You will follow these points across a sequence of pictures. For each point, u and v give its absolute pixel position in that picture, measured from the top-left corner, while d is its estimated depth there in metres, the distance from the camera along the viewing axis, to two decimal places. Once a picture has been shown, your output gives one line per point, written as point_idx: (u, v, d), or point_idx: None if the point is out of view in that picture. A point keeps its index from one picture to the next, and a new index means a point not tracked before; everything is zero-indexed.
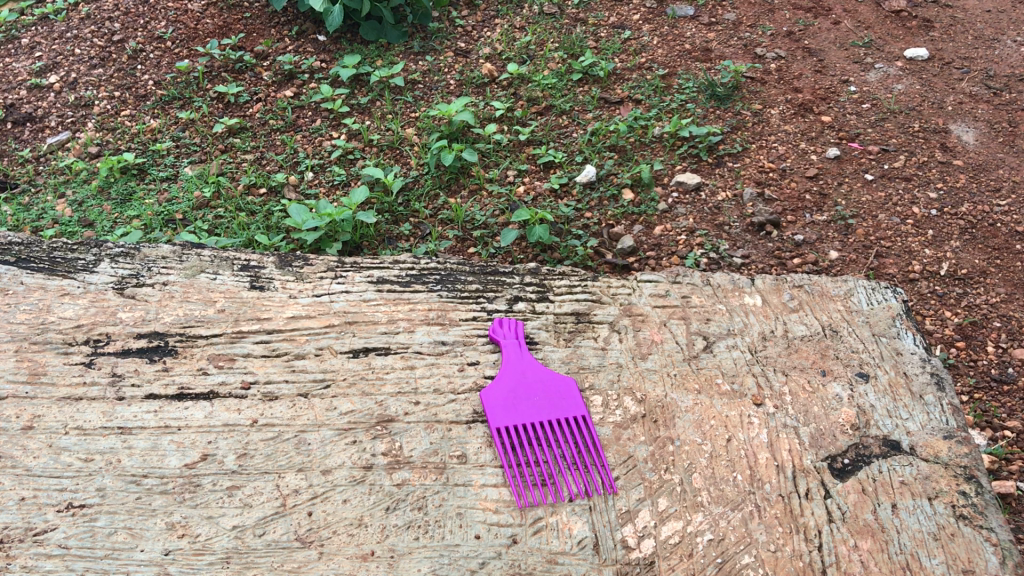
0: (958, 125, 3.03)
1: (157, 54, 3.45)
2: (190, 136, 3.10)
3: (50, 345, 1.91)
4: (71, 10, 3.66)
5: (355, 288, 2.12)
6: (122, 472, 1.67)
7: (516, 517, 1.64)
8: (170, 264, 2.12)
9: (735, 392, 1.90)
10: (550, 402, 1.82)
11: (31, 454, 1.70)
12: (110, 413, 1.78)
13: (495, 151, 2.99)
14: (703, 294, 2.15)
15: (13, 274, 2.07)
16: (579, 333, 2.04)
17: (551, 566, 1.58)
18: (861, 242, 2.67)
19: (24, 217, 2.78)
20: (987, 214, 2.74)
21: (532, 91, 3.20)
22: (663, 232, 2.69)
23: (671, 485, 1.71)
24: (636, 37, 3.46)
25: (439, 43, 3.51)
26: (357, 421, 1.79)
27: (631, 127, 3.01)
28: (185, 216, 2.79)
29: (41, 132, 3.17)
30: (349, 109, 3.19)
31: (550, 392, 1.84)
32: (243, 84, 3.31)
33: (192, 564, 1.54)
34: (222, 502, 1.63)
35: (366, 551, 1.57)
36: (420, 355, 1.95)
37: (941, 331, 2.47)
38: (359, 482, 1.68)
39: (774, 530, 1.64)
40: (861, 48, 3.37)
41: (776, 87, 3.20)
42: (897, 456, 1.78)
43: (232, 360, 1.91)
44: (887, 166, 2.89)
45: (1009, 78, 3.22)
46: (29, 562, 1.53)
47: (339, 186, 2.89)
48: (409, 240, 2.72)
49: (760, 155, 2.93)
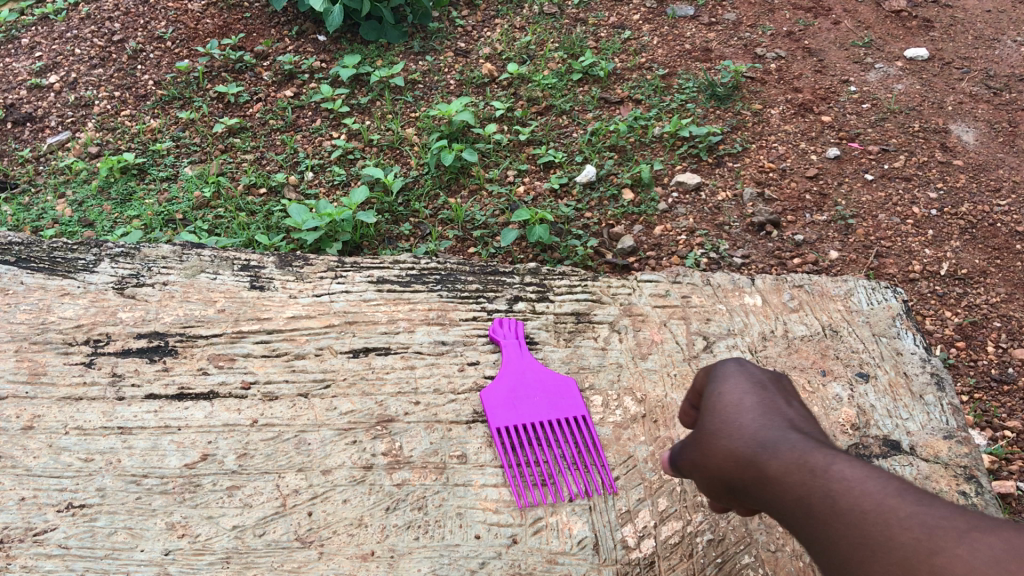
0: (958, 125, 3.03)
1: (158, 54, 3.45)
2: (190, 136, 3.10)
3: (50, 345, 1.91)
4: (71, 10, 3.66)
5: (355, 288, 2.11)
6: (122, 472, 1.67)
7: (516, 517, 1.64)
8: (170, 264, 2.12)
9: None
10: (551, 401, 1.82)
11: (31, 454, 1.70)
12: (111, 413, 1.78)
13: (496, 151, 2.99)
14: (703, 294, 2.15)
15: (13, 274, 2.07)
16: (579, 333, 2.04)
17: (551, 566, 1.58)
18: (861, 242, 2.67)
19: (24, 217, 2.78)
20: (987, 214, 2.74)
21: (532, 91, 3.20)
22: (664, 232, 2.69)
23: (671, 486, 1.71)
24: (636, 37, 3.45)
25: (439, 44, 3.51)
26: (357, 421, 1.79)
27: (631, 127, 3.01)
28: (185, 216, 2.79)
29: (41, 132, 3.17)
30: (349, 109, 3.18)
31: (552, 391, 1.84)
32: (243, 84, 3.31)
33: (192, 564, 1.54)
34: (222, 502, 1.63)
35: (366, 551, 1.57)
36: (421, 355, 1.95)
37: (941, 331, 2.47)
38: (359, 482, 1.68)
39: (774, 530, 1.64)
40: (861, 48, 3.37)
41: (776, 87, 3.19)
42: (897, 456, 1.77)
43: (232, 360, 1.91)
44: (887, 166, 2.89)
45: (1009, 78, 3.22)
46: (29, 562, 1.53)
47: (339, 186, 2.89)
48: (409, 240, 2.72)
49: (760, 155, 2.93)
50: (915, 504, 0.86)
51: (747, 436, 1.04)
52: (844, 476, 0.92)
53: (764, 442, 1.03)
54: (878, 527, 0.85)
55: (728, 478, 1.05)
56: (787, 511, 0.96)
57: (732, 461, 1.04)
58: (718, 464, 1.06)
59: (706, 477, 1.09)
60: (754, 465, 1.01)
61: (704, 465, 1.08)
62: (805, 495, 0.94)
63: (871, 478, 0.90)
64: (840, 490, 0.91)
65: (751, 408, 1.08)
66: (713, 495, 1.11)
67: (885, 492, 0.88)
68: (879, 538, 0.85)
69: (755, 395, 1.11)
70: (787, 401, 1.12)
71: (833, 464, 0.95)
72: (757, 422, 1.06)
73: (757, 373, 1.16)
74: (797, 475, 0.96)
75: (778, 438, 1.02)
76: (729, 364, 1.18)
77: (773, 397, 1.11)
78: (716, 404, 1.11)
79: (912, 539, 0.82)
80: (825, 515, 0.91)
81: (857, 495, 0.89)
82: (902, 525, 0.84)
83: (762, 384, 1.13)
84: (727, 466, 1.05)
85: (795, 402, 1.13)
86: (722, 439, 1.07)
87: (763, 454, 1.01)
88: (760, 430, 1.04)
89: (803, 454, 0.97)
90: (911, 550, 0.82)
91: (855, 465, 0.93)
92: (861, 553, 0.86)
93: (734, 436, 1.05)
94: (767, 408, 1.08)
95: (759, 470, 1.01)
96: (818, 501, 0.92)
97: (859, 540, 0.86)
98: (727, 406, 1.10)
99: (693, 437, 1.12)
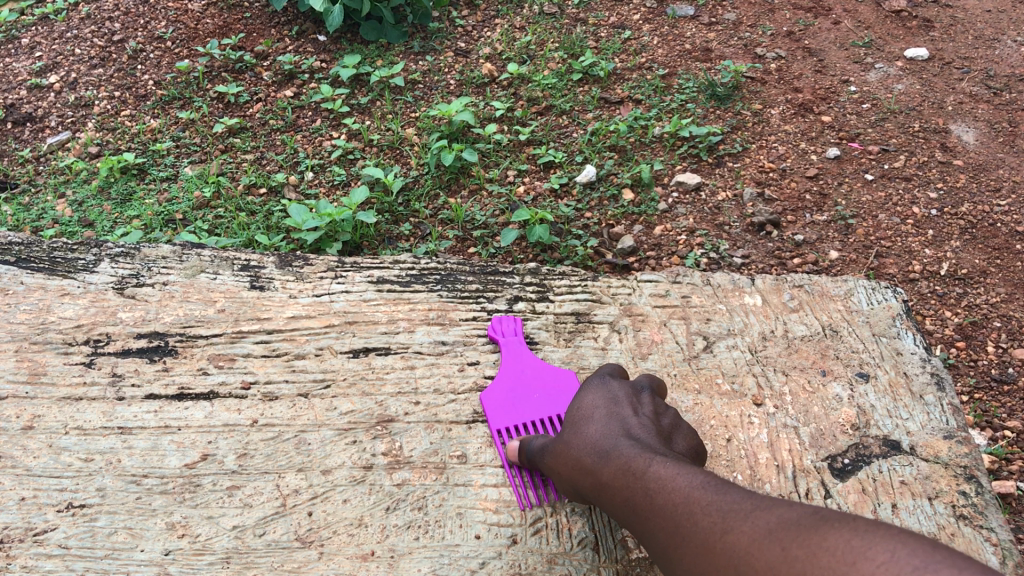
0: (958, 125, 3.03)
1: (158, 54, 3.45)
2: (190, 136, 3.10)
3: (50, 345, 1.91)
4: (71, 10, 3.66)
5: (355, 288, 2.11)
6: (122, 472, 1.67)
7: (516, 517, 1.64)
8: (170, 264, 2.12)
9: (735, 392, 1.90)
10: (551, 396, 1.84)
11: (31, 454, 1.70)
12: (111, 413, 1.78)
13: (496, 151, 2.99)
14: (703, 294, 2.15)
15: (13, 274, 2.07)
16: (579, 333, 2.04)
17: (551, 566, 1.57)
18: (861, 242, 2.67)
19: (24, 217, 2.78)
20: (987, 214, 2.74)
21: (532, 91, 3.20)
22: (663, 232, 2.69)
23: None
24: (636, 37, 3.45)
25: (439, 44, 3.51)
26: (357, 420, 1.79)
27: (631, 127, 3.01)
28: (184, 216, 2.79)
29: (41, 132, 3.17)
30: (349, 109, 3.18)
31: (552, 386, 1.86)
32: (243, 84, 3.31)
33: (192, 564, 1.54)
34: (222, 502, 1.63)
35: (366, 551, 1.57)
36: (421, 355, 1.95)
37: (941, 331, 2.48)
38: (359, 482, 1.68)
39: None
40: (861, 48, 3.37)
41: (776, 87, 3.19)
42: (897, 456, 1.77)
43: (232, 360, 1.91)
44: (887, 166, 2.89)
45: (1009, 78, 3.22)
46: (29, 562, 1.53)
47: (339, 186, 2.89)
48: (409, 240, 2.72)
49: (760, 155, 2.93)
50: (709, 495, 1.20)
51: (591, 450, 1.48)
52: (660, 480, 1.29)
53: (604, 460, 1.43)
54: (679, 512, 1.21)
55: (581, 482, 1.48)
56: (623, 512, 1.34)
57: (578, 469, 1.48)
58: (570, 471, 1.51)
59: (564, 482, 1.55)
60: (593, 475, 1.44)
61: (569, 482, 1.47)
62: (634, 496, 1.31)
63: (678, 478, 1.27)
64: (660, 491, 1.27)
65: (593, 424, 1.54)
66: (573, 493, 1.54)
67: (689, 488, 1.23)
68: (679, 518, 1.20)
69: (593, 409, 1.58)
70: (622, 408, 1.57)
71: (652, 471, 1.32)
72: (595, 438, 1.50)
73: (604, 386, 1.64)
74: (624, 480, 1.36)
75: (616, 456, 1.41)
76: (588, 381, 1.69)
77: (607, 405, 1.58)
78: (569, 421, 1.60)
79: (706, 524, 1.15)
80: (648, 509, 1.27)
81: (665, 492, 1.26)
82: (704, 512, 1.17)
83: (604, 399, 1.59)
84: (590, 479, 1.45)
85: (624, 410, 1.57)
86: (574, 451, 1.52)
87: (606, 469, 1.41)
88: (601, 442, 1.48)
89: (629, 463, 1.37)
90: (704, 529, 1.15)
91: (667, 470, 1.30)
92: (671, 533, 1.21)
93: (581, 445, 1.51)
94: (605, 426, 1.52)
95: (604, 479, 1.41)
96: (642, 500, 1.29)
97: (667, 524, 1.22)
98: (577, 418, 1.58)
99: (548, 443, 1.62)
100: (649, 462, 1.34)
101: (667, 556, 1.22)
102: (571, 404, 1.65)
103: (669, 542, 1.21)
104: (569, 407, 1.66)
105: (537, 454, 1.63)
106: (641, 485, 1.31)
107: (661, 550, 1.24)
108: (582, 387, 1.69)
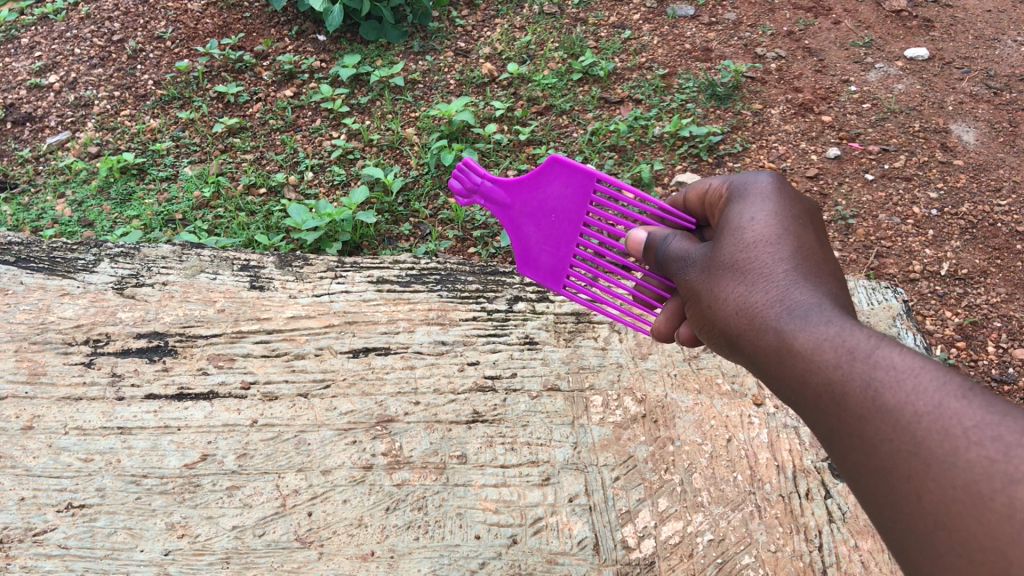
0: (958, 125, 3.02)
1: (157, 54, 3.44)
2: (190, 136, 3.09)
3: (50, 345, 1.91)
4: (71, 10, 3.66)
5: (355, 288, 2.11)
6: (122, 472, 1.67)
7: (516, 517, 1.64)
8: (170, 264, 2.12)
9: (735, 392, 1.89)
10: (565, 197, 1.61)
11: (31, 454, 1.70)
12: (111, 413, 1.78)
13: (496, 151, 2.98)
14: None
15: (13, 274, 2.07)
16: (579, 333, 2.04)
17: (550, 566, 1.57)
18: (861, 242, 2.67)
19: (24, 217, 2.78)
20: (987, 214, 2.74)
21: (532, 91, 3.20)
22: None
23: (671, 485, 1.70)
24: (635, 37, 3.45)
25: (439, 44, 3.51)
26: (356, 421, 1.79)
27: (631, 127, 3.00)
28: (184, 216, 2.79)
29: (41, 132, 3.17)
30: (349, 109, 3.18)
31: (556, 185, 1.60)
32: (243, 83, 3.30)
33: (192, 564, 1.54)
34: (222, 502, 1.63)
35: (366, 551, 1.57)
36: (420, 355, 1.95)
37: (941, 331, 2.48)
38: (359, 482, 1.68)
39: (774, 531, 1.62)
40: (861, 48, 3.36)
41: (776, 87, 3.19)
42: None
43: (232, 360, 1.91)
44: (887, 166, 2.89)
45: (1009, 78, 3.22)
46: (29, 562, 1.53)
47: (339, 186, 2.89)
48: (409, 240, 2.71)
49: (760, 155, 2.93)
50: (983, 410, 0.81)
51: (773, 297, 1.07)
52: (894, 367, 0.90)
53: (794, 317, 1.03)
54: (930, 431, 0.83)
55: (739, 336, 1.10)
56: (811, 396, 0.97)
57: (745, 319, 1.09)
58: (729, 318, 1.12)
59: (713, 325, 1.17)
60: (776, 335, 1.03)
61: (726, 327, 1.13)
62: (841, 378, 0.93)
63: (927, 370, 0.88)
64: (890, 384, 0.88)
65: (778, 257, 1.11)
66: (714, 340, 1.19)
67: (947, 394, 0.84)
68: (930, 439, 0.82)
69: (780, 233, 1.14)
70: (814, 242, 1.15)
71: (879, 349, 0.93)
72: (782, 284, 1.07)
73: (789, 205, 1.20)
74: (834, 359, 0.95)
75: (817, 318, 1.01)
76: (760, 182, 1.24)
77: (795, 232, 1.15)
78: (736, 242, 1.17)
79: (983, 460, 0.78)
80: (865, 409, 0.89)
81: (906, 397, 0.86)
82: (974, 443, 0.79)
83: (793, 223, 1.16)
84: (756, 336, 1.06)
85: (815, 244, 1.15)
86: (743, 292, 1.11)
87: (794, 331, 1.01)
88: (791, 291, 1.06)
89: (845, 339, 0.95)
90: (977, 471, 0.78)
91: (905, 354, 0.91)
92: (903, 457, 0.84)
93: (756, 285, 1.10)
94: (799, 267, 1.09)
95: (788, 346, 1.01)
96: (858, 392, 0.91)
97: (898, 438, 0.85)
98: (753, 238, 1.15)
99: (700, 265, 1.22)
100: (873, 337, 0.94)
101: (884, 479, 0.86)
102: (733, 215, 1.22)
103: (894, 464, 0.85)
104: (725, 223, 1.22)
105: (684, 273, 1.26)
106: (864, 374, 0.91)
107: (869, 466, 0.87)
108: (741, 192, 1.25)
